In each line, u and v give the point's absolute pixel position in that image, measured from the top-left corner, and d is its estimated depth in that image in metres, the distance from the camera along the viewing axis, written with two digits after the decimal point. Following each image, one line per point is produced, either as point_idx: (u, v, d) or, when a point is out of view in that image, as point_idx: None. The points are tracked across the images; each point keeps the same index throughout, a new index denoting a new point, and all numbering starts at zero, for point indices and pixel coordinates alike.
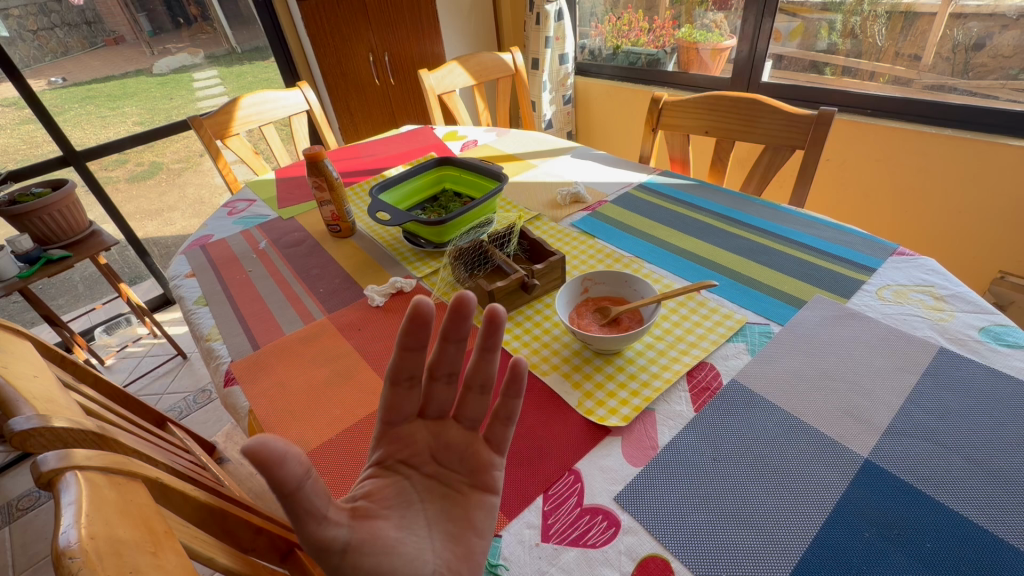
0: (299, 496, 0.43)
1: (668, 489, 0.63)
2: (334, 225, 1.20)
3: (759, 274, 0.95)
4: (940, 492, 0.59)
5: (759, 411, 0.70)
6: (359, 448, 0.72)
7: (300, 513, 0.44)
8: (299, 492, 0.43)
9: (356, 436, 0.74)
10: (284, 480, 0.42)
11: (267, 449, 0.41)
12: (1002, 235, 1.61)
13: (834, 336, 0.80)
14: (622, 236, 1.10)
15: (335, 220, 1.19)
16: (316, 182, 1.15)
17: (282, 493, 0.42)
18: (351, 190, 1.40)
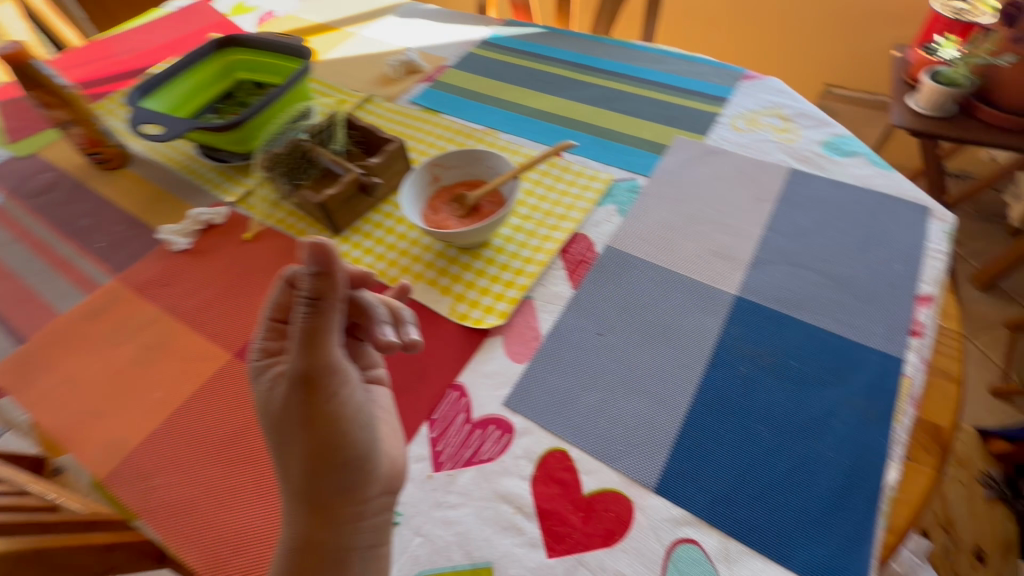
0: (329, 314, 0.44)
1: (555, 377, 0.59)
2: (95, 153, 0.89)
3: (620, 125, 0.87)
4: (800, 311, 0.61)
5: (635, 271, 0.67)
6: (198, 430, 0.58)
7: (317, 334, 0.44)
8: (330, 310, 0.44)
9: (191, 417, 0.60)
10: (325, 287, 0.43)
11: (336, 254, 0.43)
12: (827, 48, 1.69)
13: (697, 177, 0.77)
14: (470, 107, 0.95)
15: (93, 146, 0.88)
16: (39, 96, 0.82)
17: (326, 300, 0.43)
18: (109, 101, 1.04)
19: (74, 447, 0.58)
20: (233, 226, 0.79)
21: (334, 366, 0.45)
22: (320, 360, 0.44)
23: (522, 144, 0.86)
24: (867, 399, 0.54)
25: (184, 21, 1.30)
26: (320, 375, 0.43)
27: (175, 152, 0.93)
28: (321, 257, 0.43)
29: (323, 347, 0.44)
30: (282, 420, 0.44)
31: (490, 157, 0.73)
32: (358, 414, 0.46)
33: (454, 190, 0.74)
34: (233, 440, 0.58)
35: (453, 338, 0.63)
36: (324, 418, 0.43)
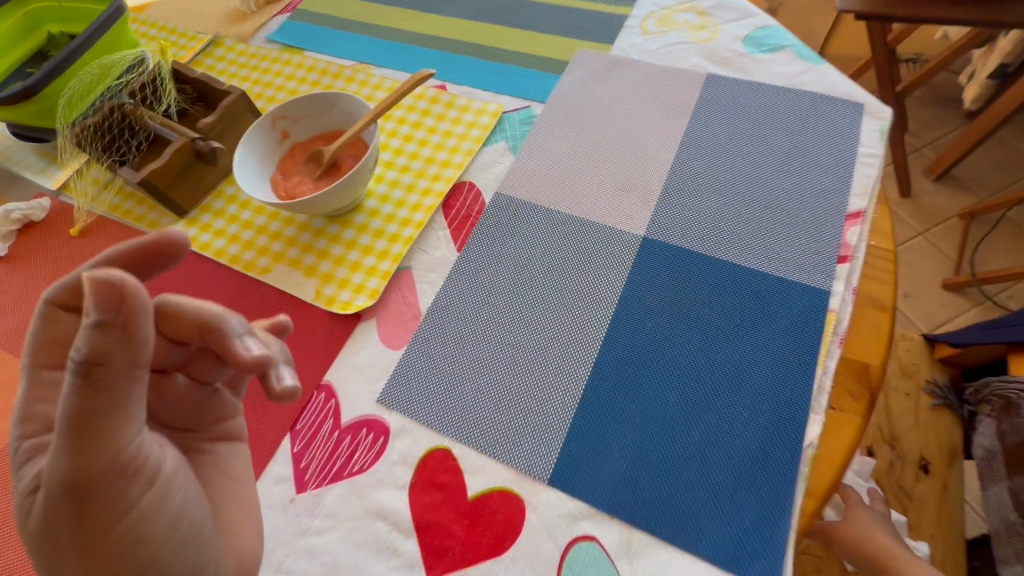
0: (118, 386, 0.29)
1: (435, 360, 0.50)
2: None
3: (511, 41, 0.73)
4: (715, 247, 0.52)
5: (528, 221, 0.57)
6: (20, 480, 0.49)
7: (98, 418, 0.29)
8: (119, 386, 0.29)
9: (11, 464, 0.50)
10: (110, 348, 0.28)
11: (132, 299, 0.27)
12: None
13: (601, 96, 0.65)
14: (336, 38, 0.79)
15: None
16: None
17: (113, 373, 0.28)
18: None
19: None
20: (58, 220, 0.66)
21: (128, 462, 0.30)
22: (103, 459, 0.29)
23: (399, 79, 0.72)
24: (790, 342, 0.46)
25: None
26: (100, 482, 0.29)
27: None
28: (111, 304, 0.27)
29: (109, 438, 0.29)
30: (57, 535, 0.30)
31: (344, 99, 0.60)
32: (176, 526, 0.32)
33: (308, 146, 0.61)
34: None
35: (320, 328, 0.54)
36: (115, 538, 0.30)
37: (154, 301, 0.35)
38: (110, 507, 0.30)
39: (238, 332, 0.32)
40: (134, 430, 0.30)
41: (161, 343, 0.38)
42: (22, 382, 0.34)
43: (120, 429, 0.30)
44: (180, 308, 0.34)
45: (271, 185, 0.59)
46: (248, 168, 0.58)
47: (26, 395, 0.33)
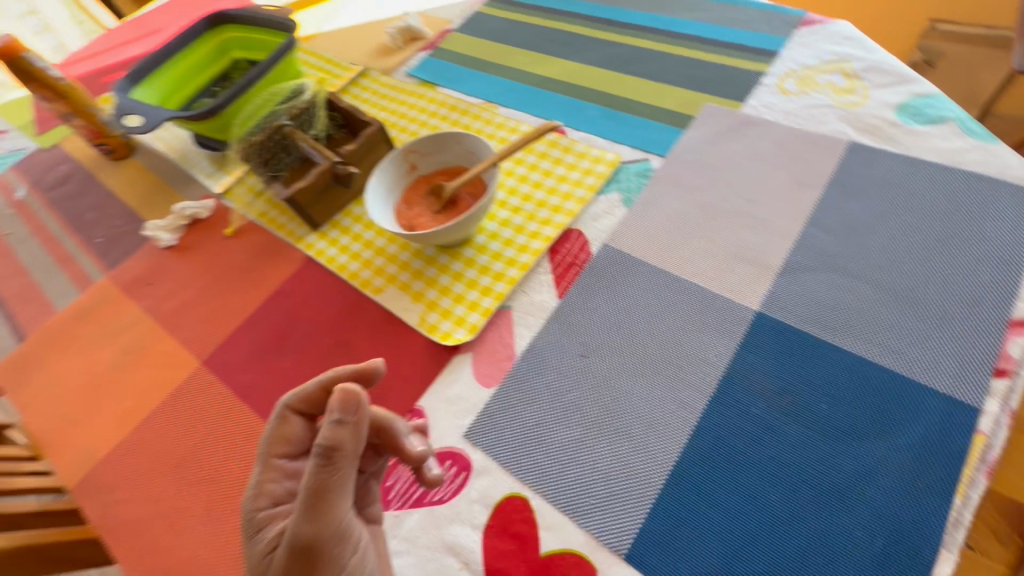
0: (345, 471, 0.37)
1: (524, 406, 0.50)
2: (100, 145, 0.89)
3: (638, 91, 0.73)
4: (839, 335, 0.48)
5: (634, 278, 0.56)
6: (160, 444, 0.57)
7: (327, 496, 0.36)
8: (346, 470, 0.37)
9: (155, 430, 0.58)
10: (346, 440, 0.36)
11: (363, 403, 0.37)
12: None
13: (724, 156, 0.64)
14: (469, 76, 0.84)
15: (96, 137, 0.88)
16: (37, 87, 0.81)
17: (344, 460, 0.36)
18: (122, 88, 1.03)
19: (51, 455, 0.58)
20: (218, 220, 0.76)
21: (343, 530, 0.37)
22: (329, 527, 0.36)
23: (521, 120, 0.76)
24: (922, 460, 0.41)
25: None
26: (327, 545, 0.36)
27: (175, 140, 0.91)
28: (349, 405, 0.37)
29: (333, 512, 0.36)
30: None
31: (471, 140, 0.64)
32: None
33: (432, 180, 0.66)
34: (191, 457, 0.55)
35: (420, 354, 0.57)
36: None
37: None
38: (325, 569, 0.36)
39: (405, 432, 0.43)
40: (345, 508, 0.37)
41: None
42: (257, 466, 0.40)
43: (338, 504, 0.37)
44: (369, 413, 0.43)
45: (394, 213, 0.64)
46: (377, 196, 0.63)
47: (259, 476, 0.40)
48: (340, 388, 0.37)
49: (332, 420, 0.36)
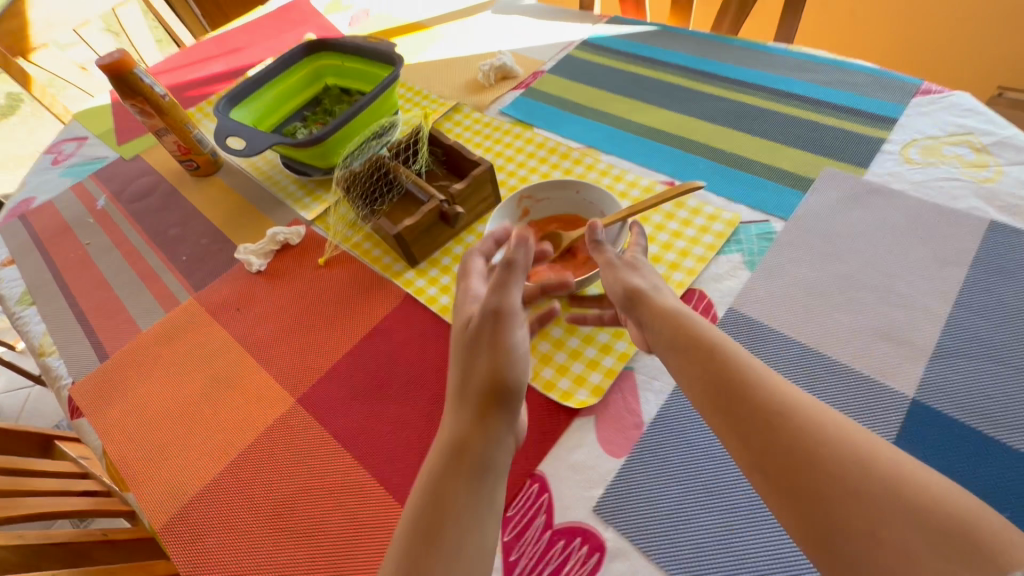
0: (520, 270, 0.48)
1: (660, 481, 0.47)
2: (187, 160, 0.89)
3: (750, 148, 0.72)
4: (1011, 435, 0.45)
5: (768, 348, 0.54)
6: (254, 488, 0.54)
7: (507, 281, 0.47)
8: (520, 268, 0.48)
9: (249, 470, 0.55)
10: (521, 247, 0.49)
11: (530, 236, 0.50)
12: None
13: (853, 223, 0.61)
14: (567, 119, 0.84)
15: (185, 152, 0.87)
16: (138, 102, 0.81)
17: (521, 261, 0.48)
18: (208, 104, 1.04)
19: (136, 488, 0.55)
20: (308, 249, 0.75)
21: (515, 313, 0.47)
22: (507, 302, 0.47)
23: (627, 169, 0.75)
24: None
25: (281, 23, 1.30)
26: (505, 314, 0.46)
27: (261, 162, 0.91)
28: (521, 241, 0.49)
29: (509, 293, 0.47)
30: (465, 373, 0.46)
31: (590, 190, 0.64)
32: (522, 368, 0.45)
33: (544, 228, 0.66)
34: (286, 506, 0.52)
35: (536, 412, 0.54)
36: (500, 352, 0.45)
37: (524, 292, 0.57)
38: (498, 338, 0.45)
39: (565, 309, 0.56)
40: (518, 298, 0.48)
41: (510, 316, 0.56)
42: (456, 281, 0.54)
43: (513, 290, 0.47)
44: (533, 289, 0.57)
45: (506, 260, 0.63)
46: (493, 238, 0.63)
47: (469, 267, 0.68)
48: (518, 232, 0.50)
49: (513, 244, 0.49)
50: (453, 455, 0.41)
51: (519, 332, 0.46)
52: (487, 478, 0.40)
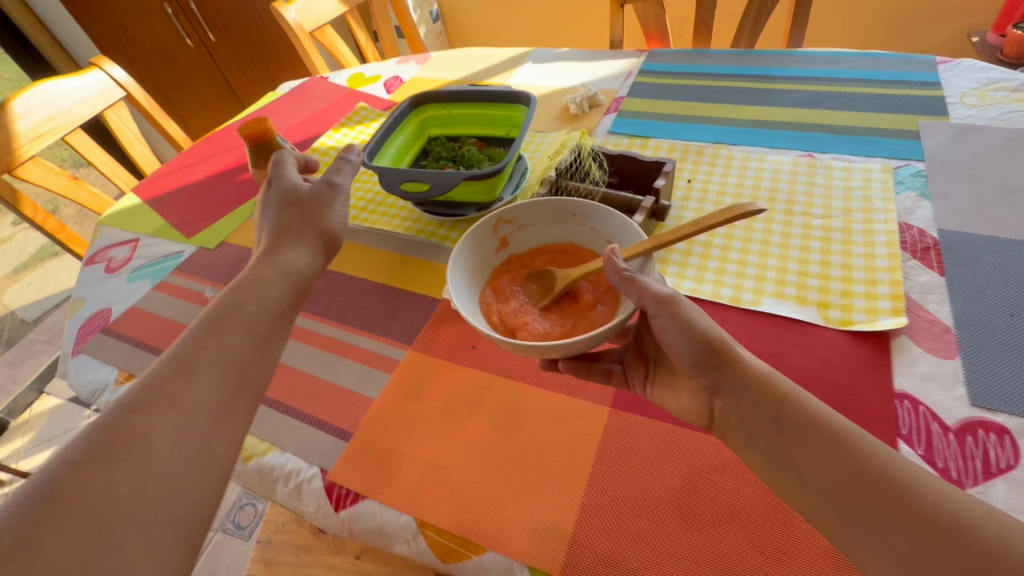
0: (345, 167, 0.65)
1: (1007, 365, 0.53)
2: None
3: (850, 120, 0.87)
4: None
5: (993, 248, 0.63)
6: (627, 505, 0.49)
7: (332, 170, 0.64)
8: (343, 166, 0.65)
9: (608, 492, 0.50)
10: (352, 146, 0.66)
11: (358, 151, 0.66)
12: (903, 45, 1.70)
13: (974, 152, 0.76)
14: (676, 127, 0.94)
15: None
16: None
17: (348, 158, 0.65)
18: None
19: (494, 543, 0.48)
20: None
21: (334, 184, 0.63)
22: (331, 176, 0.63)
23: (760, 153, 0.85)
24: None
25: (305, 101, 1.29)
26: (331, 188, 0.62)
27: (393, 217, 0.88)
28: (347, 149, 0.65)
29: (333, 175, 0.63)
30: (295, 217, 0.58)
31: (582, 208, 0.67)
32: (339, 218, 0.61)
33: (533, 266, 0.70)
34: (691, 482, 0.50)
35: (852, 345, 0.58)
36: (315, 201, 0.60)
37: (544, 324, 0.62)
38: (312, 200, 0.60)
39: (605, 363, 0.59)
40: (339, 182, 0.63)
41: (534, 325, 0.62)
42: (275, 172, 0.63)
43: (338, 174, 0.64)
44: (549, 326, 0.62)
45: (485, 305, 0.65)
46: (461, 270, 0.64)
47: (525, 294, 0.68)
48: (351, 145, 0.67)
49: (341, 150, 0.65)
50: (281, 271, 0.53)
51: (341, 204, 0.62)
52: (240, 361, 0.46)
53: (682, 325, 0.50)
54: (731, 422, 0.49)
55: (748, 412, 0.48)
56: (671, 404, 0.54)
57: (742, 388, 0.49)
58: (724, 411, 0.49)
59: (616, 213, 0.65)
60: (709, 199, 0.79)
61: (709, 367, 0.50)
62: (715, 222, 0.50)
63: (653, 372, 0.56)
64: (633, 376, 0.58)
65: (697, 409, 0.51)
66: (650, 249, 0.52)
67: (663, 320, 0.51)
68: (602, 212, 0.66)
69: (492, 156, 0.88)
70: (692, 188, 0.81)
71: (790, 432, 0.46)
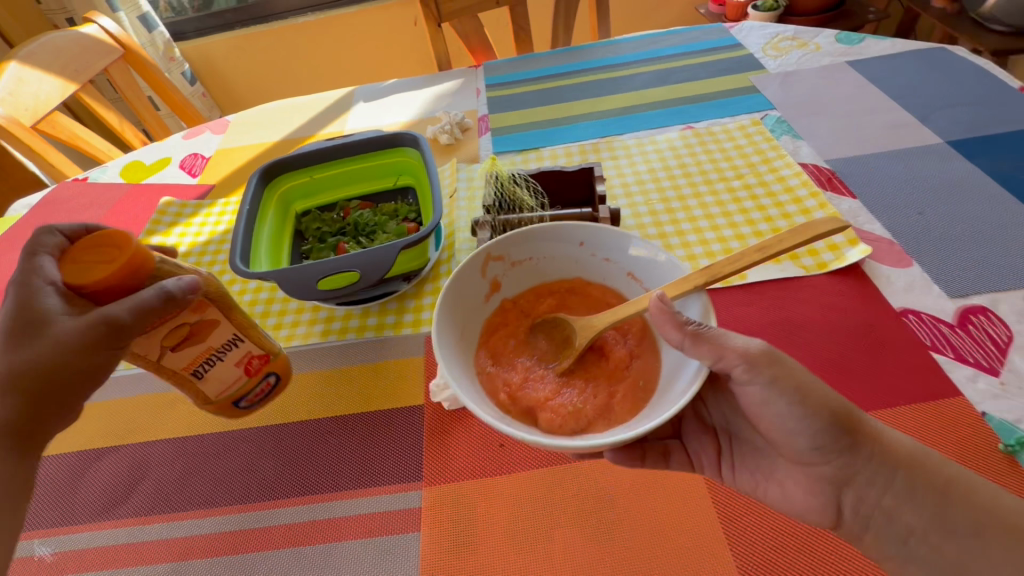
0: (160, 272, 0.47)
1: (949, 256, 0.61)
2: (254, 385, 0.56)
3: (698, 88, 0.94)
4: (988, 128, 0.76)
5: (871, 165, 0.74)
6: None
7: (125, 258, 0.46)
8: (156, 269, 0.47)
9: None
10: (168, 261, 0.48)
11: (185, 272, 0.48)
12: (654, 22, 1.97)
13: (803, 92, 0.89)
14: (558, 131, 0.90)
15: (252, 372, 0.55)
16: (198, 311, 0.48)
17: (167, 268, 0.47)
18: None
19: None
20: None
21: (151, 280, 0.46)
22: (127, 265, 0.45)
23: (649, 135, 0.86)
24: None
25: (65, 217, 0.92)
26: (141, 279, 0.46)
27: (297, 325, 0.67)
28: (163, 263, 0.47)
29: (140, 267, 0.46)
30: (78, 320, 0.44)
31: (597, 233, 0.52)
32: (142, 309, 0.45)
33: (537, 311, 0.54)
34: (806, 546, 0.44)
35: (840, 284, 0.61)
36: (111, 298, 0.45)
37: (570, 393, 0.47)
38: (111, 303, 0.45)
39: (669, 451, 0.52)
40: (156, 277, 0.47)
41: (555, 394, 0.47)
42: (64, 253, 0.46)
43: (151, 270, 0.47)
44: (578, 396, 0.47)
45: (486, 375, 0.48)
46: (447, 337, 0.45)
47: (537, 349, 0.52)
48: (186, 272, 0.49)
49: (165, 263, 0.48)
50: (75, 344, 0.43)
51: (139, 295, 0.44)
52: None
53: (794, 403, 0.42)
54: (874, 521, 0.42)
55: (897, 508, 0.42)
56: (781, 498, 0.46)
57: (888, 475, 0.42)
58: (860, 503, 0.43)
59: (641, 238, 0.50)
60: (635, 189, 0.77)
61: (839, 449, 0.43)
62: (788, 246, 0.42)
63: (731, 452, 0.51)
64: (702, 456, 0.52)
65: (822, 505, 0.44)
66: (703, 283, 0.44)
67: (759, 388, 0.42)
68: (627, 239, 0.50)
69: (392, 215, 0.74)
70: (614, 185, 0.78)
71: (966, 537, 0.40)
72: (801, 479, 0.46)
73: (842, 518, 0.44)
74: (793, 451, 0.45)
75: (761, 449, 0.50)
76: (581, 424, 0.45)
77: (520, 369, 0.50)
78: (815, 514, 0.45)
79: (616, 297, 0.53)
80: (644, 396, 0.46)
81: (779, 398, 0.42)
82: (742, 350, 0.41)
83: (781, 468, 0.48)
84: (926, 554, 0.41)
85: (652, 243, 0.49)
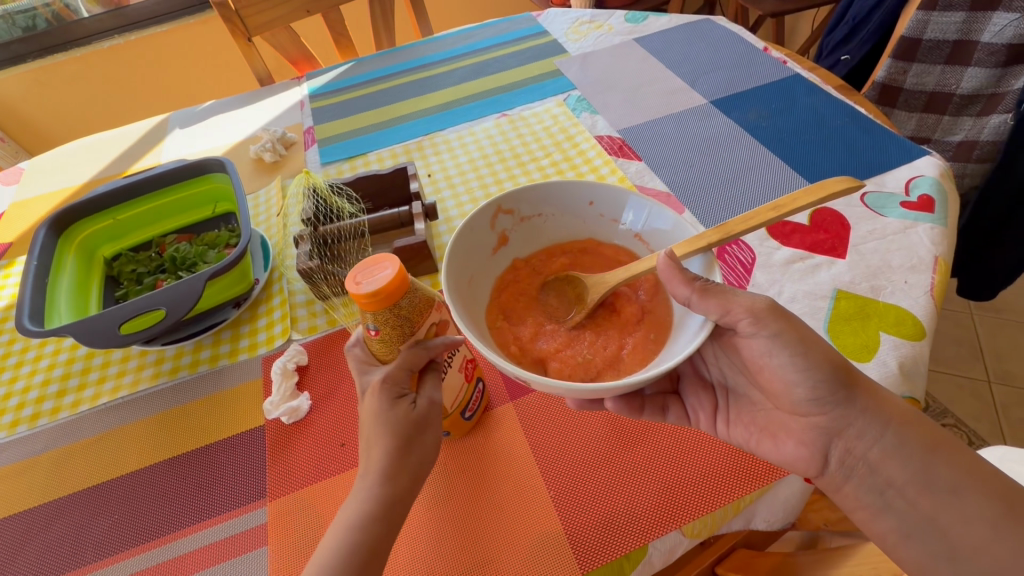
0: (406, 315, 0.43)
1: (710, 198, 0.74)
2: (471, 393, 0.53)
3: (511, 77, 1.01)
4: (740, 85, 0.91)
5: (653, 129, 0.85)
6: (573, 484, 0.50)
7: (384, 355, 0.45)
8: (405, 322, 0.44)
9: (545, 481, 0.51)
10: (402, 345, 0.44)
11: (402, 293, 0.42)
12: (494, 9, 2.03)
13: (598, 69, 0.99)
14: (382, 134, 0.92)
15: (470, 379, 0.53)
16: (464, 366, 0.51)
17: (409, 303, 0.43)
18: None
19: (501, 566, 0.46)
20: (330, 350, 0.63)
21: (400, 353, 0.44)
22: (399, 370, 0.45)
23: (466, 128, 0.91)
24: (816, 91, 0.86)
25: None
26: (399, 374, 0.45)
27: (123, 374, 0.65)
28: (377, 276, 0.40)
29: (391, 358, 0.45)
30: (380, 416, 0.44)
31: (604, 192, 0.54)
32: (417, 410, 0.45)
33: (549, 269, 0.57)
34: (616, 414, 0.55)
35: None
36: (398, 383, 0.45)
37: (576, 338, 0.51)
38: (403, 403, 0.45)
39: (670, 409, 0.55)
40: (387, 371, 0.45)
41: (567, 338, 0.51)
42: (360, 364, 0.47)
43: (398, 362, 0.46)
44: (593, 350, 0.50)
45: (497, 330, 0.52)
46: (455, 286, 0.48)
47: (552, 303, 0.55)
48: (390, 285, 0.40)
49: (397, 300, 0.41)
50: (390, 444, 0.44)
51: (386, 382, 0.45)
52: None
53: (797, 354, 0.47)
54: (857, 471, 0.47)
55: (883, 461, 0.47)
56: (772, 449, 0.50)
57: (878, 429, 0.47)
58: (846, 458, 0.48)
59: (650, 202, 0.53)
60: (457, 180, 0.82)
61: (831, 401, 0.47)
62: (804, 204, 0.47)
63: (727, 407, 0.55)
64: (699, 411, 0.55)
65: (812, 453, 0.48)
66: (715, 242, 0.47)
67: (765, 339, 0.48)
68: (630, 197, 0.54)
69: (213, 243, 0.72)
70: (438, 180, 0.83)
71: (944, 493, 0.45)
72: (794, 431, 0.49)
73: (827, 467, 0.48)
74: (791, 402, 0.49)
75: (758, 403, 0.54)
76: (591, 373, 0.49)
77: (532, 327, 0.53)
78: (802, 462, 0.49)
79: (627, 256, 0.56)
80: (654, 348, 0.49)
81: (782, 349, 0.48)
82: (751, 304, 0.47)
83: (777, 421, 0.51)
84: (900, 506, 0.46)
85: (657, 207, 0.52)
